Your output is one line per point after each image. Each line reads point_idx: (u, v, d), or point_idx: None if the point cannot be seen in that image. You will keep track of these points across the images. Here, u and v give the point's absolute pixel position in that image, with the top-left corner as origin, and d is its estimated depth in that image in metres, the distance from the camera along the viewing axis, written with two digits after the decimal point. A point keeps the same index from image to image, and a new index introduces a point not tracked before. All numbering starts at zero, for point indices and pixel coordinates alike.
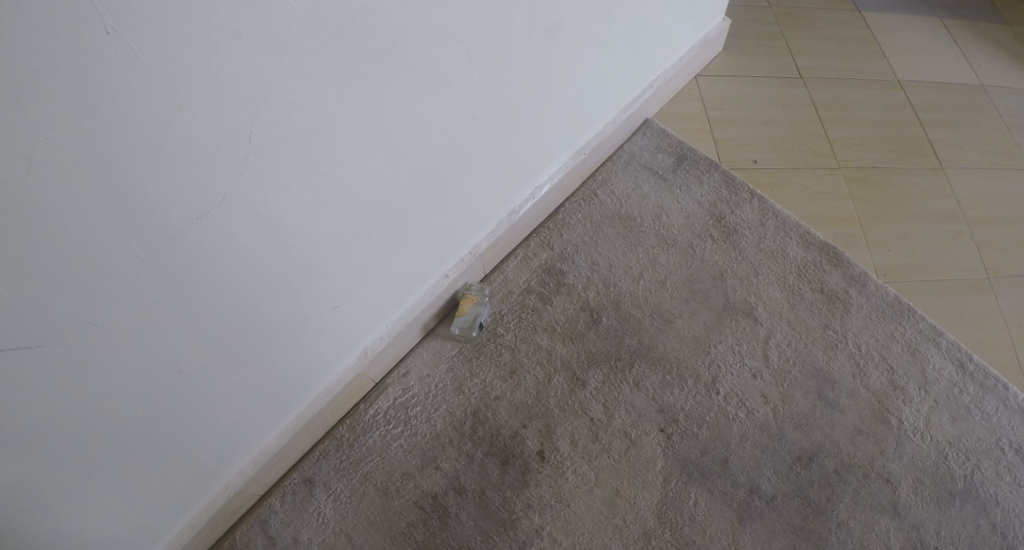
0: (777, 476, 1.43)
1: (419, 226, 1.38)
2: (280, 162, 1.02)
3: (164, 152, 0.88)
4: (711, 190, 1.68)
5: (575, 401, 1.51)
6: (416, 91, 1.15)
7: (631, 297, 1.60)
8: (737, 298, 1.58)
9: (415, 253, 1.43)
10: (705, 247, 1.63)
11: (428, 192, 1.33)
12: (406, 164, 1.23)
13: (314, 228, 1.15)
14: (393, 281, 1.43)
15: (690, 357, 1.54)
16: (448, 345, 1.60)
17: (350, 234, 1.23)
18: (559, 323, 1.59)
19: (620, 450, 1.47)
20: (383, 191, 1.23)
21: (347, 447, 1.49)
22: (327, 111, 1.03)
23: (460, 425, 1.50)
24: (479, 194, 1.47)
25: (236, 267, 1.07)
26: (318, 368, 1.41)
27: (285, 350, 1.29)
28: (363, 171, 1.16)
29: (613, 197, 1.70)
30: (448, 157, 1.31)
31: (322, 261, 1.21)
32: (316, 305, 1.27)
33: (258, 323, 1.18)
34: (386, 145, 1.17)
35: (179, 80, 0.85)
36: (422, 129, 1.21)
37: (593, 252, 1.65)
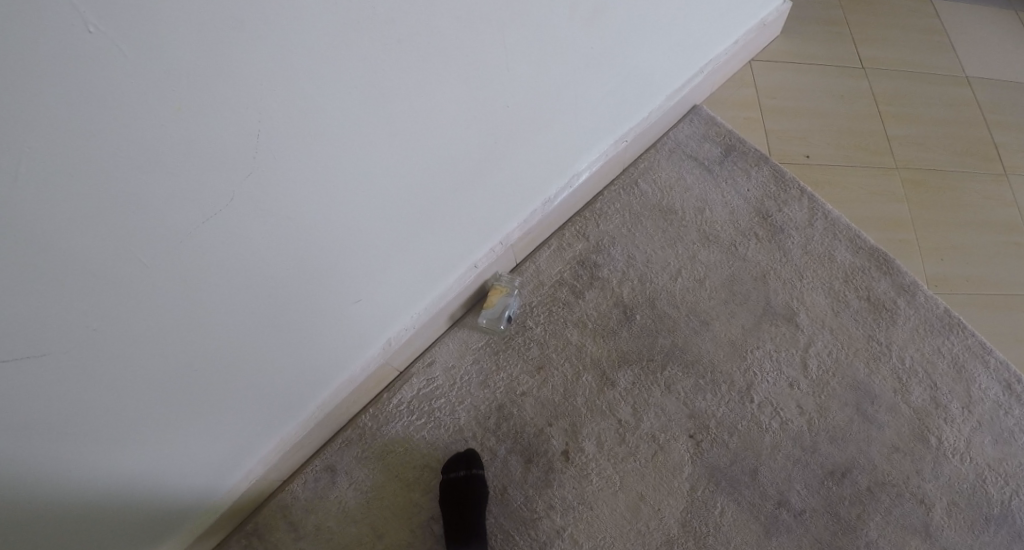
0: (807, 490, 1.40)
1: (442, 219, 1.34)
2: (289, 156, 0.99)
3: (166, 155, 0.86)
4: (760, 184, 1.61)
5: (603, 402, 1.47)
6: (436, 79, 1.09)
7: (668, 296, 1.54)
8: (778, 303, 1.51)
9: (439, 243, 1.38)
10: (749, 247, 1.56)
11: (452, 182, 1.29)
12: (426, 157, 1.20)
13: (329, 220, 1.12)
14: (417, 271, 1.39)
15: (724, 362, 1.48)
16: (474, 336, 1.55)
17: (367, 228, 1.20)
18: (591, 318, 1.53)
19: (648, 455, 1.43)
20: (404, 183, 1.20)
21: (370, 435, 1.48)
22: (336, 100, 0.99)
23: (484, 420, 1.49)
24: (511, 183, 1.41)
25: (252, 265, 1.05)
26: (342, 358, 1.38)
27: (306, 341, 1.26)
28: (379, 164, 1.13)
29: (654, 186, 1.63)
30: (472, 147, 1.26)
31: (340, 255, 1.19)
32: (339, 295, 1.25)
33: (277, 316, 1.16)
34: (402, 139, 1.13)
35: (175, 77, 0.81)
36: (442, 119, 1.16)
37: (631, 246, 1.58)
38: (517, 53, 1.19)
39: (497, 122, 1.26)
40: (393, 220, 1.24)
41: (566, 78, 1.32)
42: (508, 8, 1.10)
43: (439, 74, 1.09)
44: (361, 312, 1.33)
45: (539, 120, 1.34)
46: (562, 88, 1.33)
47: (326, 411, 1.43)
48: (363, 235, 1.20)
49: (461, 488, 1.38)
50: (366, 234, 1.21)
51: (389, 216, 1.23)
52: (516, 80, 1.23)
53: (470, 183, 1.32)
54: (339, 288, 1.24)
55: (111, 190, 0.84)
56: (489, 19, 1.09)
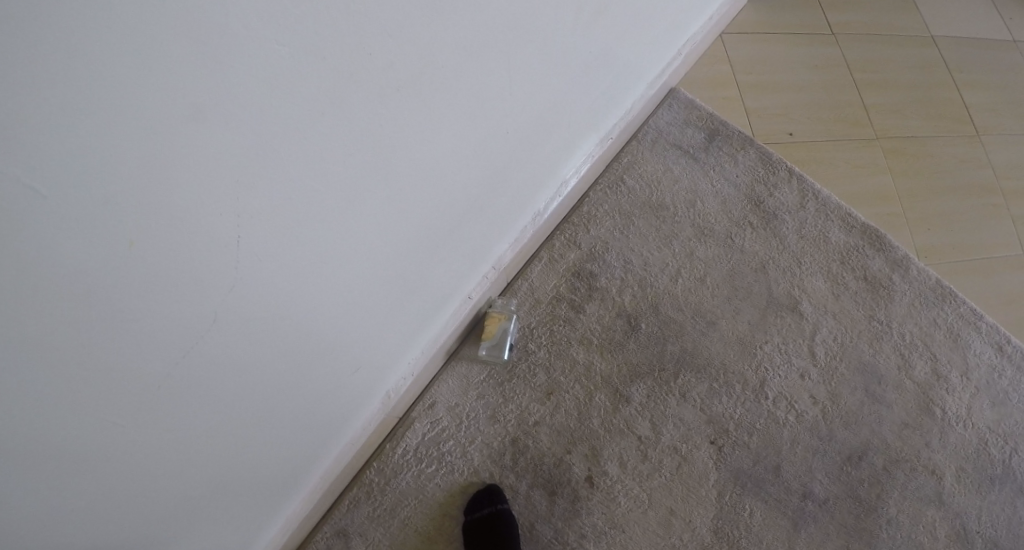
0: (828, 478, 1.41)
1: (439, 263, 1.16)
2: (276, 256, 0.77)
3: (123, 300, 0.64)
4: (748, 168, 1.64)
5: (620, 420, 1.41)
6: (438, 121, 0.89)
7: (670, 299, 1.49)
8: (781, 293, 1.52)
9: (437, 288, 1.23)
10: (744, 237, 1.56)
11: (454, 223, 1.11)
12: (429, 209, 1.01)
13: (327, 306, 0.92)
14: (414, 322, 1.23)
15: (735, 361, 1.46)
16: (474, 369, 1.44)
17: (366, 301, 1.01)
18: (596, 332, 1.46)
19: (673, 468, 1.40)
20: (406, 244, 1.01)
21: (379, 491, 1.37)
22: (331, 176, 0.78)
23: (499, 457, 1.40)
24: (507, 207, 1.27)
25: (240, 382, 0.85)
26: (340, 425, 1.22)
27: (306, 427, 1.10)
28: (377, 234, 0.92)
29: (640, 181, 1.59)
30: (476, 182, 1.08)
31: (342, 336, 1.00)
32: (341, 372, 1.08)
33: (273, 417, 0.98)
34: (403, 202, 0.93)
35: (125, 205, 0.59)
36: (441, 164, 0.95)
37: (626, 249, 1.52)
38: (525, 75, 1.00)
39: (503, 151, 1.09)
40: (397, 281, 1.06)
41: (566, 89, 1.17)
42: (512, 25, 0.90)
43: (445, 116, 0.89)
44: (359, 381, 1.17)
45: (538, 139, 1.19)
46: (560, 100, 1.18)
47: (328, 477, 1.31)
48: (366, 307, 1.01)
49: (489, 538, 1.30)
50: (367, 303, 1.01)
51: (391, 279, 1.04)
52: (519, 99, 1.03)
53: (469, 221, 1.16)
54: (342, 365, 1.07)
55: (49, 361, 0.61)
56: (497, 45, 0.90)
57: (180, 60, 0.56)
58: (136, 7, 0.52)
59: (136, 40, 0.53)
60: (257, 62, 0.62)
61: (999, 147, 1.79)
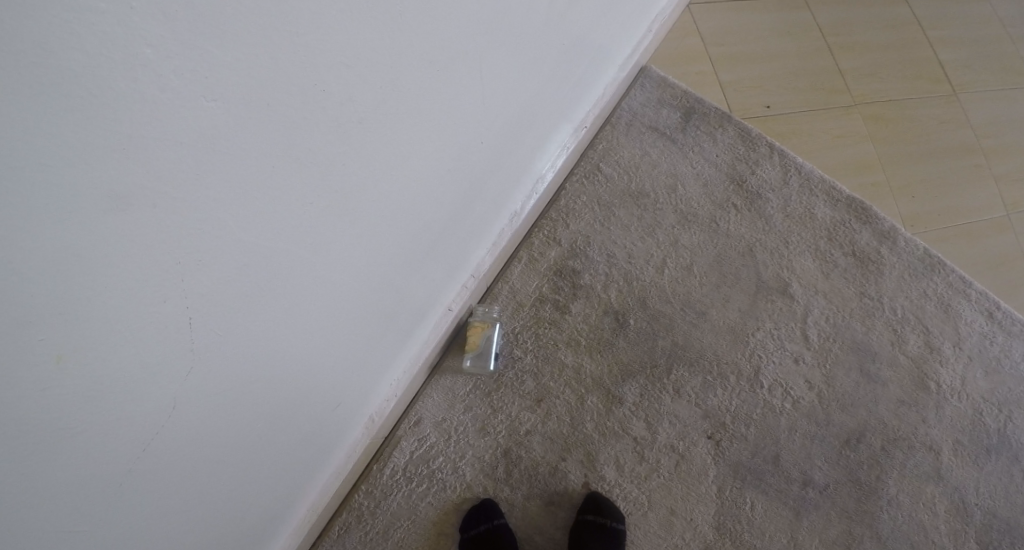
0: (828, 464, 1.39)
1: (414, 285, 1.08)
2: (234, 321, 0.68)
3: (59, 412, 0.55)
4: (727, 146, 1.59)
5: (614, 422, 1.36)
6: (410, 149, 0.81)
7: (657, 292, 1.44)
8: (770, 276, 1.48)
9: (415, 310, 1.15)
10: (729, 220, 1.51)
11: (427, 244, 1.02)
12: (399, 238, 0.92)
13: (298, 354, 0.83)
14: (393, 346, 1.15)
15: (728, 351, 1.42)
16: (460, 381, 1.38)
17: (339, 340, 0.92)
18: (583, 332, 1.40)
19: (671, 466, 1.36)
20: (379, 276, 0.93)
21: (369, 516, 1.31)
22: (292, 229, 0.69)
23: (492, 470, 1.34)
24: (484, 214, 1.20)
25: (209, 455, 0.76)
26: (323, 460, 1.15)
27: (287, 474, 1.01)
28: (346, 273, 0.83)
29: (618, 169, 1.53)
30: (450, 199, 1.00)
31: (318, 380, 0.92)
32: (320, 413, 0.99)
33: (251, 476, 0.89)
34: (372, 237, 0.84)
35: (47, 315, 0.50)
36: (408, 190, 0.87)
37: (607, 242, 1.46)
38: (498, 81, 0.93)
39: (475, 162, 1.01)
40: (372, 312, 0.97)
41: (538, 89, 1.09)
42: (485, 31, 0.83)
43: (421, 141, 0.83)
44: (340, 417, 1.09)
45: (511, 143, 1.12)
46: (532, 100, 1.10)
47: (316, 510, 1.24)
48: (339, 346, 0.93)
49: None
50: (340, 342, 0.93)
51: (365, 312, 0.95)
52: (489, 108, 0.95)
53: (442, 238, 1.07)
54: (320, 408, 0.98)
55: None
56: (467, 54, 0.82)
57: (85, 138, 0.47)
58: (11, 82, 0.42)
59: (29, 128, 0.44)
60: (190, 125, 0.53)
61: (977, 104, 1.79)
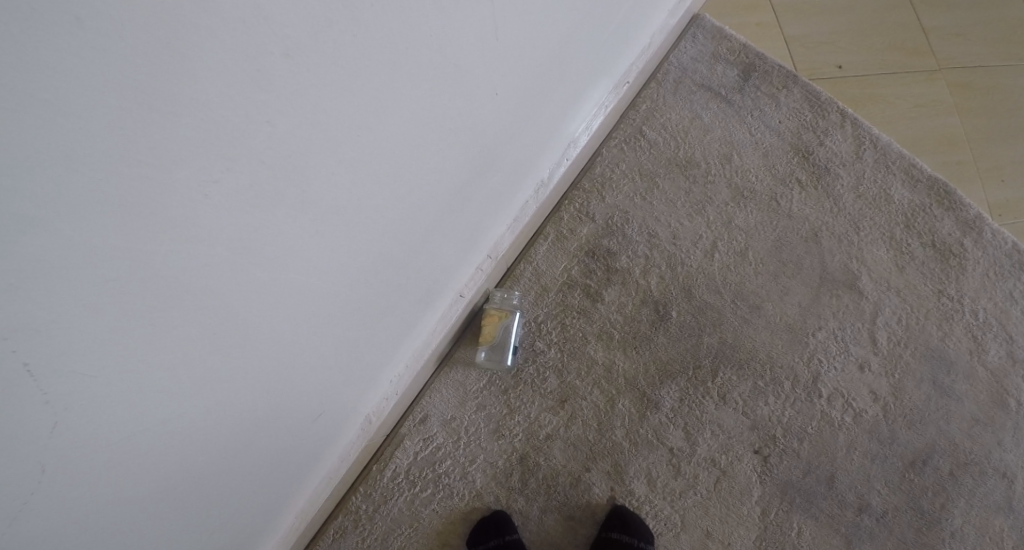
0: (887, 488, 1.22)
1: (410, 275, 0.94)
2: (120, 324, 0.54)
3: None
4: (790, 112, 1.34)
5: (648, 429, 1.18)
6: (378, 110, 0.67)
7: (704, 280, 1.23)
8: (837, 267, 1.27)
9: (416, 303, 1.00)
10: (791, 198, 1.28)
11: (419, 228, 0.89)
12: (377, 222, 0.78)
13: (241, 354, 0.70)
14: (391, 342, 1.00)
15: (784, 353, 1.22)
16: (473, 376, 1.20)
17: (308, 338, 0.78)
18: (616, 324, 1.21)
19: (709, 483, 1.18)
20: (358, 265, 0.80)
21: (367, 521, 1.14)
22: (208, 211, 0.55)
23: (506, 478, 1.16)
24: (499, 187, 1.05)
25: (108, 480, 0.63)
26: (309, 463, 1.00)
27: (254, 485, 0.88)
28: (306, 261, 0.70)
29: (663, 133, 1.29)
30: (445, 175, 0.87)
31: (276, 384, 0.78)
32: (294, 419, 0.86)
33: (188, 492, 0.75)
34: (332, 219, 0.70)
35: None
36: (382, 163, 0.73)
37: (649, 218, 1.25)
38: (506, 30, 0.81)
39: (475, 131, 0.87)
40: (355, 307, 0.84)
41: (554, 44, 0.93)
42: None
43: (391, 99, 0.68)
44: (325, 421, 0.94)
45: (525, 110, 0.97)
46: (553, 61, 0.96)
47: (305, 515, 1.09)
48: (312, 344, 0.80)
49: None
50: (313, 340, 0.80)
51: (345, 306, 0.82)
52: (485, 64, 0.81)
53: (439, 222, 0.93)
54: (293, 414, 0.85)
55: None
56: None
57: None
58: None
59: None
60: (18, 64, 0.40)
61: None
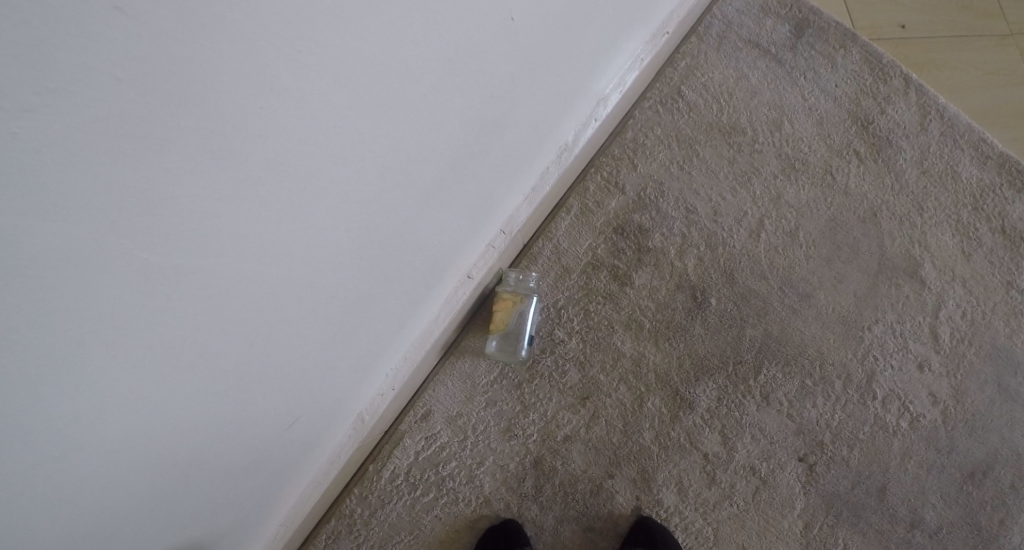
0: (943, 502, 1.08)
1: (407, 251, 0.80)
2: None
3: None
4: (848, 75, 1.17)
5: (680, 432, 1.04)
6: (341, 26, 0.53)
7: (748, 263, 1.08)
8: (896, 253, 1.12)
9: (415, 284, 0.86)
10: (847, 172, 1.12)
11: (416, 193, 0.74)
12: (355, 183, 0.64)
13: (165, 349, 0.56)
14: (384, 330, 0.86)
15: (835, 348, 1.08)
16: (482, 368, 1.05)
17: (266, 324, 0.65)
18: (647, 311, 1.06)
19: (747, 494, 1.04)
20: (334, 236, 0.66)
21: (363, 526, 1.01)
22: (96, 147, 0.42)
23: (518, 483, 1.03)
24: (516, 149, 0.89)
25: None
26: (292, 464, 0.86)
27: (214, 493, 0.75)
28: (254, 232, 0.56)
29: (704, 94, 1.13)
30: (446, 128, 0.72)
31: (222, 382, 0.64)
32: (261, 417, 0.73)
33: (114, 504, 0.62)
34: (285, 177, 0.56)
35: None
36: (354, 101, 0.58)
37: (686, 191, 1.09)
38: None
39: (483, 74, 0.72)
40: (336, 282, 0.71)
41: None
42: None
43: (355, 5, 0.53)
44: (302, 421, 0.81)
45: (544, 55, 0.81)
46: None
47: (293, 521, 0.96)
48: (277, 328, 0.67)
49: None
50: (277, 324, 0.66)
51: (319, 284, 0.68)
52: None
53: (441, 187, 0.78)
54: (262, 410, 0.73)
55: None
56: None
57: None
58: None
59: None
60: None
61: None
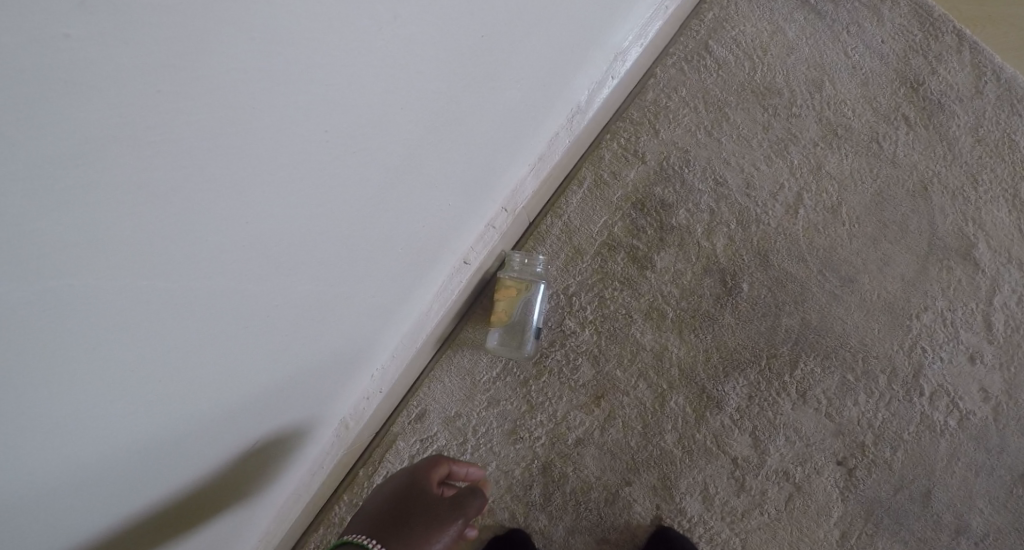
0: (992, 508, 0.94)
1: (385, 229, 0.66)
2: None
3: None
4: (896, 29, 1.01)
5: (706, 435, 0.92)
6: None
7: (785, 243, 0.95)
8: (948, 231, 0.98)
9: (403, 268, 0.74)
10: (895, 139, 0.99)
11: (393, 157, 0.61)
12: (304, 140, 0.51)
13: (42, 348, 0.44)
14: (366, 323, 0.74)
15: (879, 340, 0.96)
16: (482, 362, 0.93)
17: (199, 319, 0.53)
18: (671, 298, 0.94)
19: (780, 502, 0.93)
20: (284, 208, 0.53)
21: None
22: None
23: (524, 491, 0.91)
24: (520, 108, 0.76)
25: None
26: (265, 476, 0.74)
27: (165, 518, 0.63)
28: (156, 197, 0.44)
29: (734, 50, 0.99)
30: (424, 76, 0.58)
31: (139, 393, 0.52)
32: (216, 428, 0.61)
33: (18, 547, 0.51)
34: (188, 127, 0.44)
35: None
36: (285, 28, 0.45)
37: (715, 160, 0.96)
38: None
39: (470, 8, 0.59)
40: (298, 263, 0.58)
41: None
42: None
43: None
44: (268, 430, 0.69)
45: None
46: None
47: (273, 536, 0.85)
48: (225, 320, 0.55)
49: None
50: (221, 315, 0.54)
51: (273, 266, 0.56)
52: None
53: (425, 152, 0.65)
54: (217, 421, 0.61)
55: None
56: None
57: None
58: None
59: None
60: None
61: None
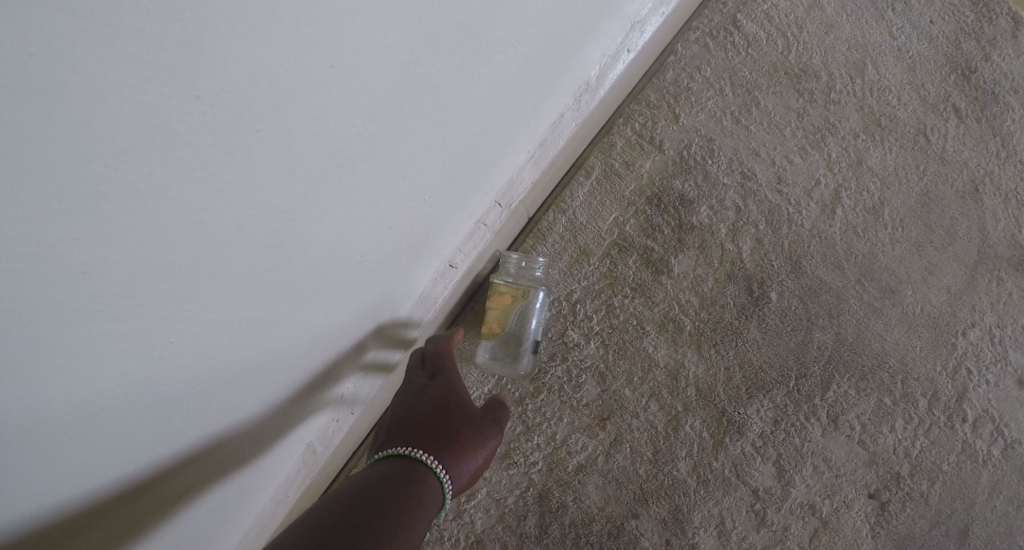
0: None
1: (352, 223, 0.55)
2: None
3: None
4: (947, 8, 0.89)
5: (723, 463, 0.81)
6: None
7: (818, 247, 0.84)
8: (999, 238, 0.86)
9: (380, 266, 0.62)
10: (944, 133, 0.87)
11: (358, 135, 0.49)
12: (242, 112, 0.40)
13: None
14: (335, 332, 0.62)
15: (921, 360, 0.85)
16: (473, 375, 0.82)
17: (110, 347, 0.41)
18: (689, 308, 0.82)
19: (804, 538, 0.82)
20: (220, 202, 0.42)
21: None
22: None
23: (518, 523, 0.80)
24: (518, 80, 0.64)
25: None
26: (218, 506, 0.63)
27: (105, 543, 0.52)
28: (37, 196, 0.33)
29: (766, 25, 0.87)
30: (393, 34, 0.46)
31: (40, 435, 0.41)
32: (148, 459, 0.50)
33: None
34: (69, 96, 0.32)
35: None
36: None
37: (742, 151, 0.85)
38: None
39: None
40: (241, 265, 0.47)
41: None
42: None
43: None
44: (215, 459, 0.58)
45: None
46: None
47: None
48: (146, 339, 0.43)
49: None
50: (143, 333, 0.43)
51: (209, 272, 0.45)
52: None
53: (397, 128, 0.52)
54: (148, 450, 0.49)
55: None
56: None
57: None
58: None
59: None
60: None
61: None
